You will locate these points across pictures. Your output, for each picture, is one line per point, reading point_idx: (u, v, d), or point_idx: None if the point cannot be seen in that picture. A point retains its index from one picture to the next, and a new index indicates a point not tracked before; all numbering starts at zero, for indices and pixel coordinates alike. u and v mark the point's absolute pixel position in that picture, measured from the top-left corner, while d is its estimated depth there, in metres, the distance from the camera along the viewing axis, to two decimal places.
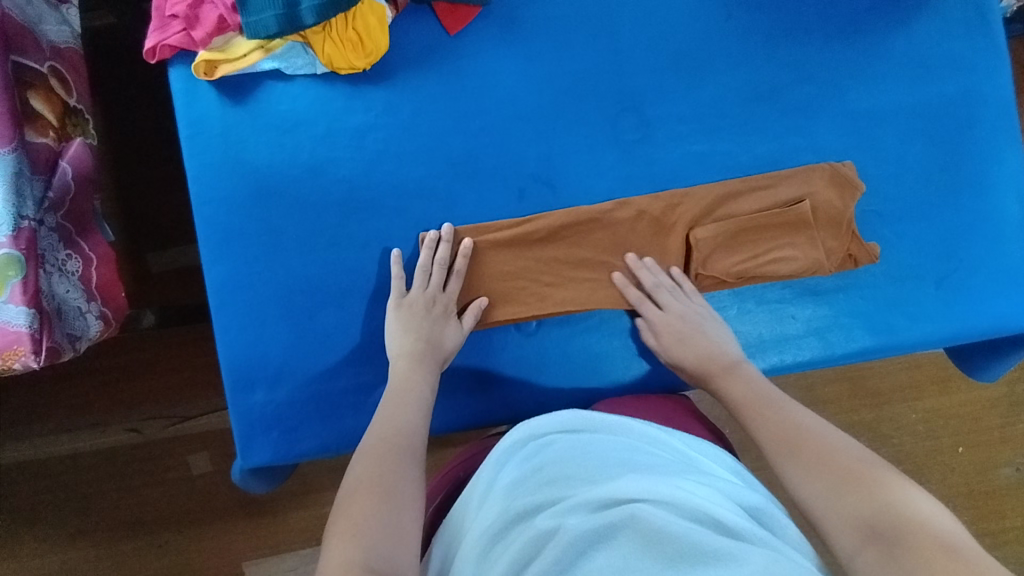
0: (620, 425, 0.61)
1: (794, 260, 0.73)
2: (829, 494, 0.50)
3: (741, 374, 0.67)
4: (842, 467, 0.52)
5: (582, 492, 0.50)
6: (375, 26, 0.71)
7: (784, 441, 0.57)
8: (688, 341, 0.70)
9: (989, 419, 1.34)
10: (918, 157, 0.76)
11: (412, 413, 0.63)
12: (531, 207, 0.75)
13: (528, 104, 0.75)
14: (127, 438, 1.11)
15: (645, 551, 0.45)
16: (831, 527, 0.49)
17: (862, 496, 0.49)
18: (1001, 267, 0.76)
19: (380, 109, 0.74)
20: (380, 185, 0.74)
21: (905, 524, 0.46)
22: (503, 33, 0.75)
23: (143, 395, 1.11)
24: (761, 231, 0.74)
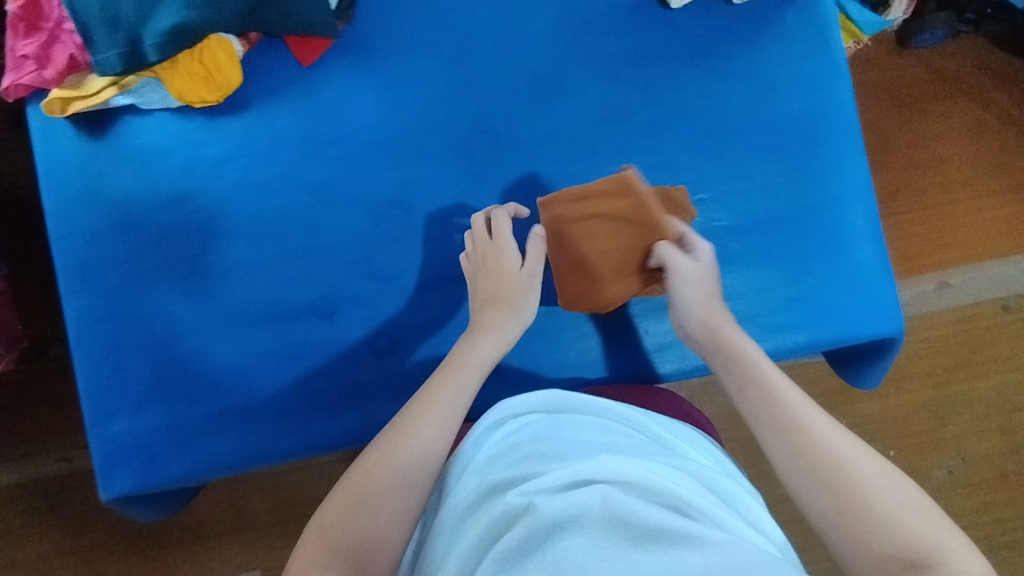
0: (608, 410, 0.62)
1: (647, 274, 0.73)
2: (852, 523, 0.49)
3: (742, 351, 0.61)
4: (875, 502, 0.49)
5: (552, 471, 0.51)
6: (226, 61, 0.73)
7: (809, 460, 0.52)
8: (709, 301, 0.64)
9: (915, 421, 1.41)
10: (765, 172, 0.78)
11: (462, 387, 0.61)
12: (387, 231, 0.76)
13: (387, 132, 0.76)
14: (54, 468, 1.05)
15: (609, 530, 0.44)
16: (865, 554, 0.48)
17: (892, 531, 0.48)
18: (854, 277, 0.78)
19: (236, 140, 0.76)
20: (237, 214, 0.76)
21: (935, 565, 0.46)
22: (357, 62, 0.77)
23: (66, 425, 1.06)
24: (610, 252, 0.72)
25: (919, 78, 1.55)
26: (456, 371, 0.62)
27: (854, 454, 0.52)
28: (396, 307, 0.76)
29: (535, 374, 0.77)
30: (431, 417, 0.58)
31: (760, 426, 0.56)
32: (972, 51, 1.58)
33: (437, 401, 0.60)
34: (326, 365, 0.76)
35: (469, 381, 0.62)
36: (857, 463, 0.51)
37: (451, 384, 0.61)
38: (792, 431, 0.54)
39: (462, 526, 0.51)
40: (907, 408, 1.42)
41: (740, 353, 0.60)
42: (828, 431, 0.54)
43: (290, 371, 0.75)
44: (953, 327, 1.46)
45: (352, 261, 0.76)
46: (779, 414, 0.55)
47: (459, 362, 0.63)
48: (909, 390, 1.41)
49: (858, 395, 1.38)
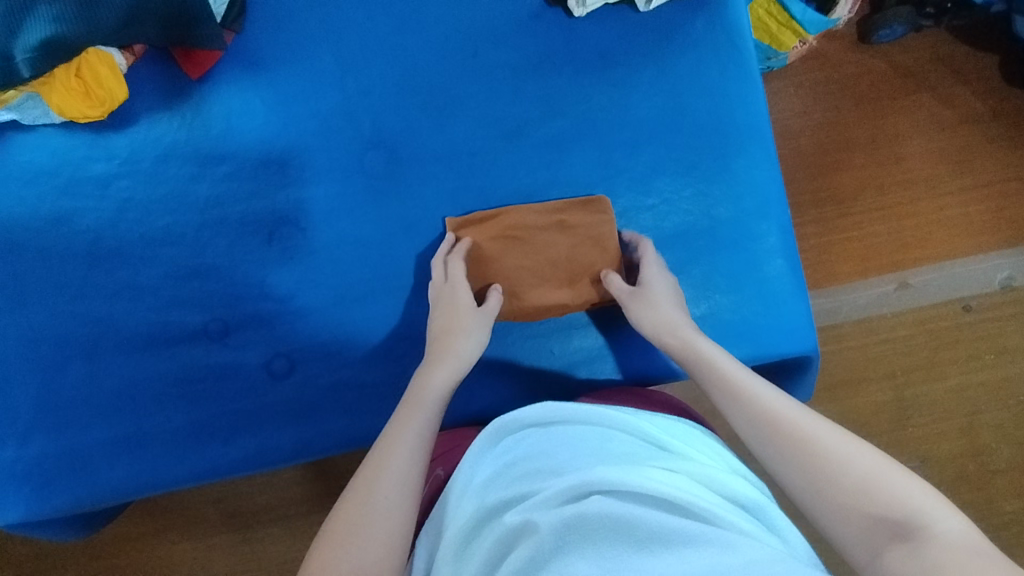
0: (597, 411, 0.60)
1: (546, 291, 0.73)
2: (822, 490, 0.47)
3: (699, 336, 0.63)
4: (837, 460, 0.48)
5: (550, 487, 0.51)
6: (108, 75, 0.70)
7: (769, 428, 0.52)
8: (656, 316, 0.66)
9: (875, 426, 1.37)
10: (674, 186, 0.75)
11: (438, 391, 0.62)
12: (281, 250, 0.74)
13: (279, 148, 0.74)
14: None
15: (615, 538, 0.45)
16: (846, 525, 0.46)
17: (864, 493, 0.46)
18: (764, 295, 0.76)
19: (123, 157, 0.73)
20: (126, 233, 0.73)
21: (926, 527, 0.43)
22: (247, 75, 0.74)
23: None
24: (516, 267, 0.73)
25: (881, 74, 1.50)
26: (434, 377, 0.63)
27: (825, 425, 0.51)
28: (292, 328, 0.74)
29: None
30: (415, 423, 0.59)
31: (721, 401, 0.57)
32: (935, 43, 1.52)
33: (416, 411, 0.60)
34: (220, 389, 0.74)
35: (446, 385, 0.63)
36: (832, 437, 0.49)
37: (427, 392, 0.62)
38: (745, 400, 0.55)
39: (469, 557, 0.51)
40: (866, 413, 1.39)
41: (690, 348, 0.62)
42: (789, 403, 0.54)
43: (185, 395, 0.73)
44: (913, 328, 1.42)
45: (243, 282, 0.74)
46: (744, 406, 0.55)
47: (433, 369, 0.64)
48: (870, 394, 1.38)
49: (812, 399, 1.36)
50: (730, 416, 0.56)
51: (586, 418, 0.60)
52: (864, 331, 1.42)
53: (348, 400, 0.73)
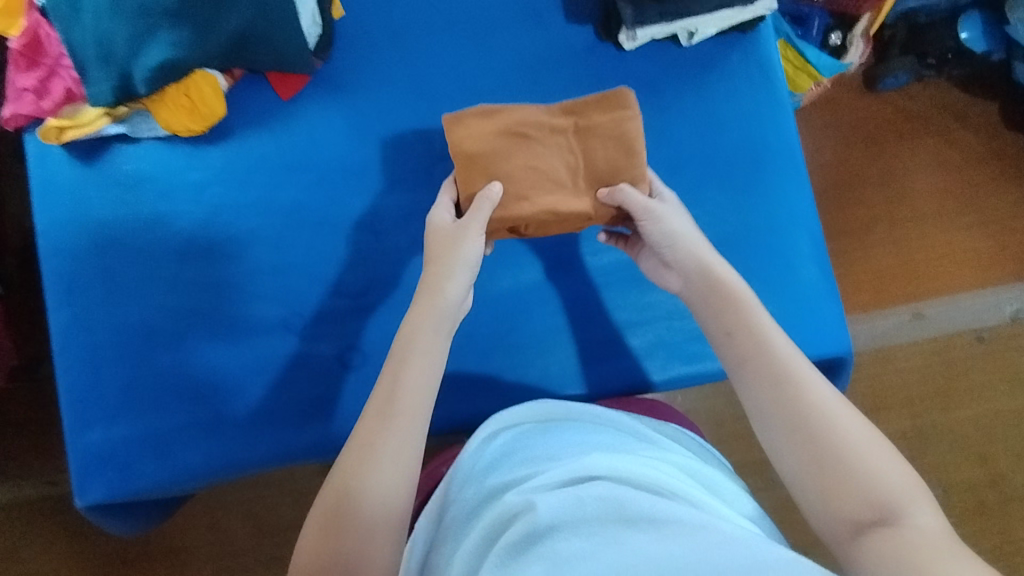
0: (588, 414, 0.66)
1: (566, 202, 0.74)
2: (814, 476, 0.52)
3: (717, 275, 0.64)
4: (831, 451, 0.52)
5: (557, 469, 0.55)
6: (211, 94, 0.79)
7: (778, 412, 0.55)
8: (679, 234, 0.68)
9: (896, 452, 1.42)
10: (714, 200, 0.83)
11: (435, 341, 0.61)
12: (356, 251, 0.81)
13: (358, 159, 0.82)
14: (36, 494, 1.06)
15: (607, 514, 0.47)
16: (830, 509, 0.50)
17: (852, 484, 0.50)
18: (799, 300, 0.82)
19: (218, 167, 0.81)
20: (216, 234, 0.80)
21: (906, 515, 0.48)
22: (331, 96, 0.83)
23: (49, 450, 1.07)
24: (533, 172, 0.75)
25: (888, 117, 1.61)
26: (422, 340, 0.60)
27: (837, 409, 0.54)
28: (362, 323, 0.80)
29: (496, 387, 0.82)
30: (410, 404, 0.56)
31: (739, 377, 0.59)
32: (938, 88, 1.62)
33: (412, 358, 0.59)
34: (293, 379, 0.79)
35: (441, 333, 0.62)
36: (842, 428, 0.52)
37: (423, 344, 0.60)
38: (763, 378, 0.57)
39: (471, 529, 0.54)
40: (887, 439, 1.43)
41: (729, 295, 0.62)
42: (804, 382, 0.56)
43: (261, 384, 0.79)
44: (928, 358, 1.48)
45: (319, 281, 0.80)
46: (755, 385, 0.57)
47: (419, 330, 0.61)
48: (889, 421, 1.43)
49: None
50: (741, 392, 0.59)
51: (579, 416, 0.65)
52: (881, 358, 1.47)
53: None
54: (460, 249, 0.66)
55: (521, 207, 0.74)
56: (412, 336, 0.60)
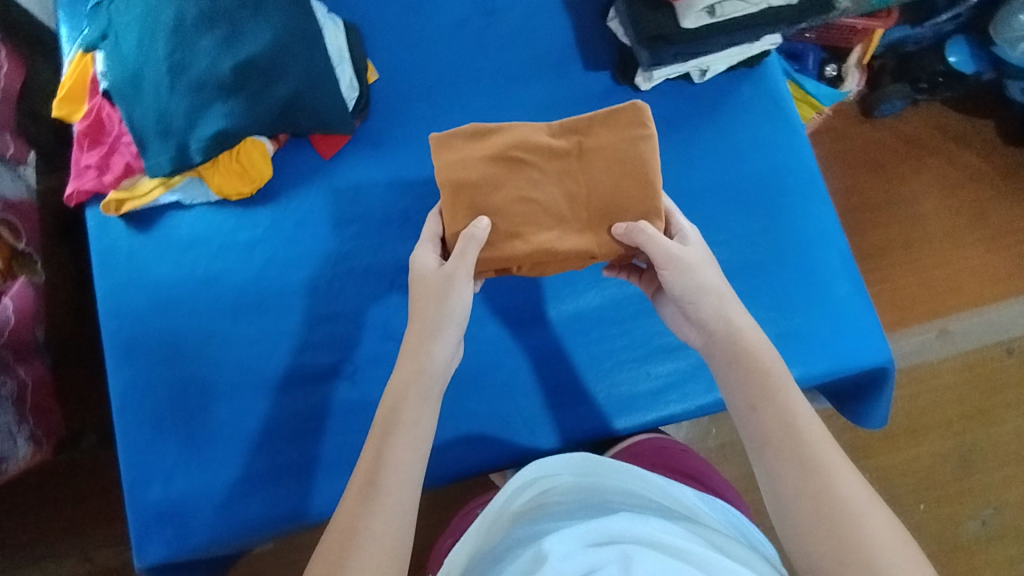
0: (614, 485, 0.69)
1: (563, 238, 0.72)
2: (824, 544, 0.54)
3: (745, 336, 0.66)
4: (845, 523, 0.54)
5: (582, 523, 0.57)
6: (259, 158, 0.84)
7: (794, 477, 0.58)
8: (688, 281, 0.68)
9: (942, 472, 1.40)
10: (742, 223, 0.86)
11: (425, 411, 0.64)
12: (402, 296, 0.84)
13: (398, 210, 0.86)
14: (85, 565, 1.06)
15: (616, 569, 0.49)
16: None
17: (863, 557, 0.52)
18: (835, 315, 0.84)
19: (266, 225, 0.85)
20: (267, 288, 0.84)
21: None
22: (371, 153, 0.88)
23: (98, 519, 1.08)
24: (529, 204, 0.72)
25: (890, 143, 1.67)
26: (409, 411, 0.63)
27: (851, 488, 0.57)
28: None
29: (544, 421, 0.83)
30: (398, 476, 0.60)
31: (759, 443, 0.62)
32: (932, 112, 1.69)
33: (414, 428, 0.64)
34: (345, 426, 0.80)
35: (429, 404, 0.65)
36: (861, 513, 0.55)
37: (423, 416, 0.64)
38: (784, 442, 0.60)
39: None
40: (931, 459, 1.41)
41: (753, 358, 0.65)
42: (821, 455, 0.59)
43: (314, 432, 0.80)
44: (961, 375, 1.48)
45: (367, 327, 0.83)
46: (776, 449, 0.60)
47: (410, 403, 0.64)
48: (930, 440, 1.42)
49: (876, 447, 1.39)
50: (758, 454, 0.61)
51: (609, 488, 0.68)
52: (914, 378, 1.47)
53: None
54: (453, 304, 0.68)
55: (513, 245, 0.72)
56: (402, 404, 0.64)
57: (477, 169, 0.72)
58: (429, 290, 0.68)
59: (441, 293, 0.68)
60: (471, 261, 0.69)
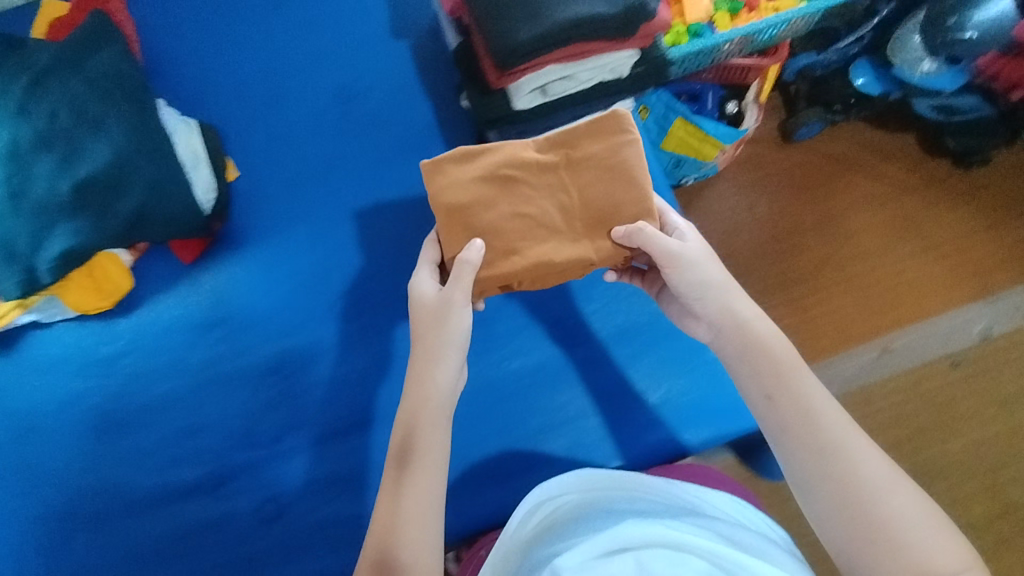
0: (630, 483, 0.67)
1: (560, 249, 0.71)
2: (845, 533, 0.54)
3: (752, 329, 0.65)
4: (869, 510, 0.54)
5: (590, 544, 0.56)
6: (116, 272, 0.83)
7: (813, 467, 0.57)
8: (689, 276, 0.67)
9: None
10: (606, 297, 0.88)
11: (440, 433, 0.64)
12: (268, 399, 0.81)
13: (263, 310, 0.84)
14: None
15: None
16: (866, 561, 0.53)
17: (890, 544, 0.52)
18: (715, 375, 0.83)
19: (127, 337, 0.84)
20: (130, 404, 0.81)
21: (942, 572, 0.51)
22: (232, 253, 0.87)
23: None
24: (522, 219, 0.71)
25: (814, 164, 1.64)
26: (430, 433, 0.63)
27: (878, 469, 0.56)
28: (281, 471, 0.79)
29: None
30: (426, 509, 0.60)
31: (777, 435, 0.60)
32: (853, 130, 1.66)
33: (429, 456, 0.62)
34: (217, 540, 0.77)
35: (442, 428, 0.64)
36: (887, 504, 0.54)
37: (428, 440, 0.63)
38: (797, 433, 0.59)
39: None
40: None
41: (763, 346, 0.64)
42: (845, 437, 0.58)
43: (182, 552, 0.77)
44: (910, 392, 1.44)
45: (236, 434, 0.80)
46: (792, 443, 0.59)
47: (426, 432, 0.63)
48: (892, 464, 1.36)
49: None
50: (778, 449, 0.61)
51: (623, 486, 0.67)
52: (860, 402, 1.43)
53: (339, 534, 0.77)
54: (450, 329, 0.66)
55: (511, 261, 0.71)
56: (413, 439, 0.63)
57: (466, 190, 0.71)
58: (425, 312, 0.68)
59: (439, 317, 0.67)
60: (467, 283, 0.68)
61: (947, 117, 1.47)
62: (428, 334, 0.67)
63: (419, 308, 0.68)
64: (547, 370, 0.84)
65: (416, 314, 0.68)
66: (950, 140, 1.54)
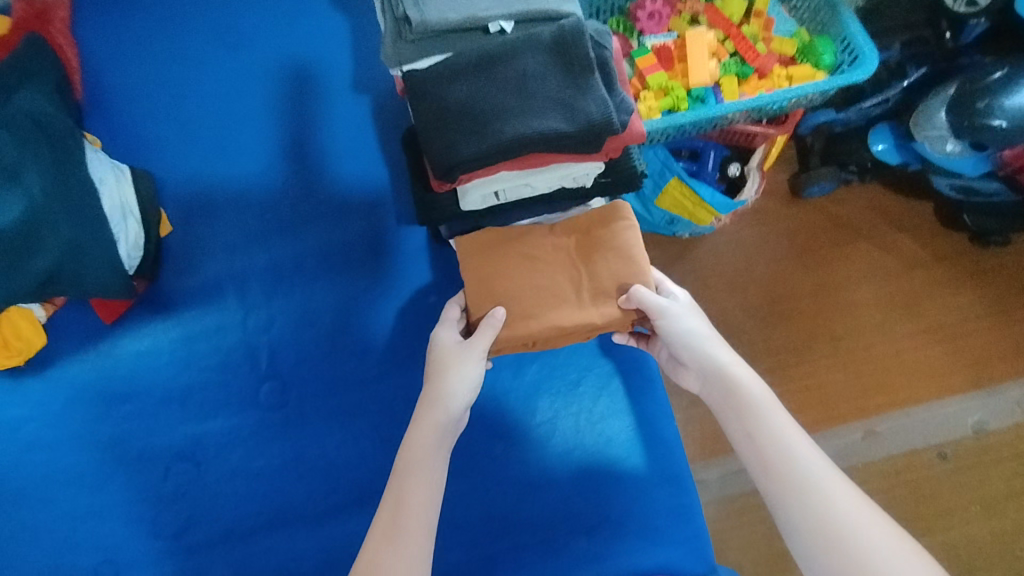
0: None
1: (564, 314, 0.67)
2: None
3: (735, 377, 0.61)
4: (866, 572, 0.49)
5: None
6: (28, 328, 0.77)
7: (809, 525, 0.52)
8: (675, 329, 0.64)
9: None
10: (560, 402, 0.79)
11: (433, 465, 0.60)
12: (175, 485, 0.76)
13: (181, 385, 0.78)
14: None
15: None
16: None
17: None
18: (662, 509, 0.75)
19: (34, 400, 0.78)
20: (29, 474, 0.76)
21: None
22: (156, 317, 0.81)
23: None
24: (534, 291, 0.67)
25: (816, 227, 1.32)
26: (425, 462, 0.59)
27: (874, 532, 0.51)
28: (179, 567, 0.74)
29: None
30: (407, 540, 0.55)
31: (767, 487, 0.56)
32: (870, 189, 1.34)
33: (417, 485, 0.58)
34: None
35: (438, 459, 0.60)
36: (885, 567, 0.48)
37: (423, 470, 0.59)
38: (787, 488, 0.55)
39: None
40: None
41: (747, 393, 0.60)
42: (846, 493, 0.53)
43: None
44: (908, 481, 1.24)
45: (136, 521, 0.75)
46: (780, 498, 0.55)
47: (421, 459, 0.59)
48: None
49: None
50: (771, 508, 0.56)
51: None
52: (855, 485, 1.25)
53: None
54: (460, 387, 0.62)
55: (520, 324, 0.67)
56: (409, 469, 0.59)
57: (486, 257, 0.68)
58: (443, 349, 0.64)
59: (448, 369, 0.63)
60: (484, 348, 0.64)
61: (967, 197, 1.19)
62: (436, 378, 0.63)
63: (434, 353, 0.65)
64: (477, 485, 0.77)
65: (432, 357, 0.64)
66: (967, 217, 1.24)
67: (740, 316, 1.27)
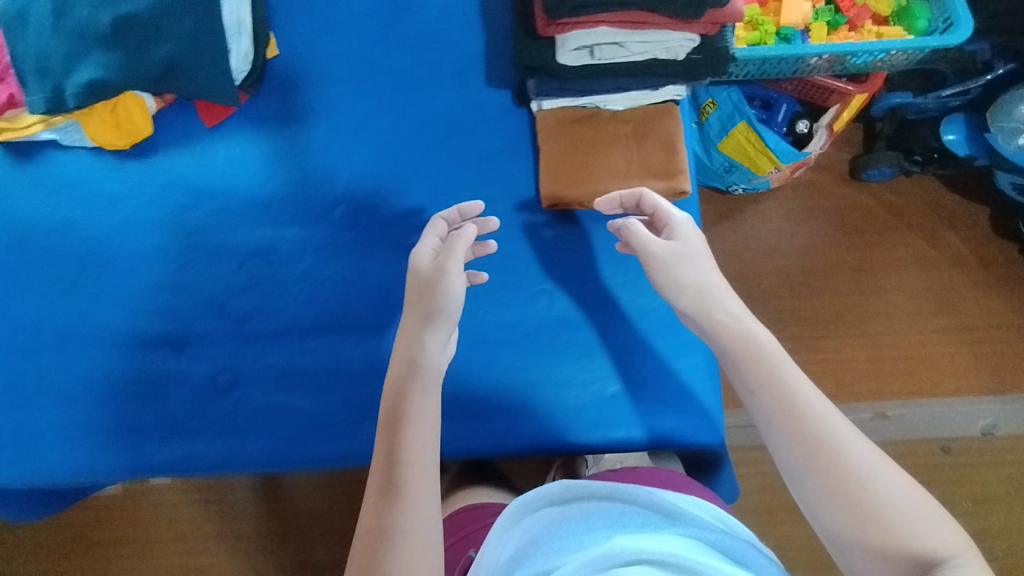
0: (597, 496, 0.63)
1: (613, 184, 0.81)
2: (842, 522, 0.52)
3: (739, 325, 0.63)
4: (864, 496, 0.52)
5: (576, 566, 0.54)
6: (138, 113, 0.84)
7: (810, 459, 0.55)
8: (675, 275, 0.66)
9: None
10: (607, 271, 0.84)
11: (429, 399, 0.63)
12: (247, 277, 0.84)
13: (264, 193, 0.86)
14: None
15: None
16: (861, 555, 0.51)
17: (881, 531, 0.51)
18: (683, 382, 0.80)
19: (135, 182, 0.86)
20: (121, 244, 0.85)
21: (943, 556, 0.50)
22: (251, 128, 0.87)
23: None
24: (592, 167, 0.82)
25: (868, 208, 1.26)
26: (418, 400, 0.63)
27: (867, 457, 0.54)
28: (239, 348, 0.82)
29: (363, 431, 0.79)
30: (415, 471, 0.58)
31: (768, 430, 0.58)
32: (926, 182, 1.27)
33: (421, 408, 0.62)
34: (164, 393, 0.81)
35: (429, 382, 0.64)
36: (878, 483, 0.52)
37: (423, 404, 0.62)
38: (789, 428, 0.57)
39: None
40: None
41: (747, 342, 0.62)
42: (842, 429, 0.56)
43: (132, 388, 0.81)
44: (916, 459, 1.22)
45: (210, 301, 0.83)
46: (783, 438, 0.57)
47: (417, 414, 0.62)
48: None
49: None
50: (773, 451, 0.58)
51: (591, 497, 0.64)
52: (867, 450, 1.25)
53: (278, 423, 0.79)
54: (433, 351, 0.65)
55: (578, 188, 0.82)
56: (402, 426, 0.61)
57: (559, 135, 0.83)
58: (426, 296, 0.66)
59: (431, 287, 0.66)
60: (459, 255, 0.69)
61: None
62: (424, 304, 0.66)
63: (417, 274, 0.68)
64: (517, 329, 0.82)
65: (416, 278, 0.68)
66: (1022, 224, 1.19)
67: (778, 254, 1.24)
